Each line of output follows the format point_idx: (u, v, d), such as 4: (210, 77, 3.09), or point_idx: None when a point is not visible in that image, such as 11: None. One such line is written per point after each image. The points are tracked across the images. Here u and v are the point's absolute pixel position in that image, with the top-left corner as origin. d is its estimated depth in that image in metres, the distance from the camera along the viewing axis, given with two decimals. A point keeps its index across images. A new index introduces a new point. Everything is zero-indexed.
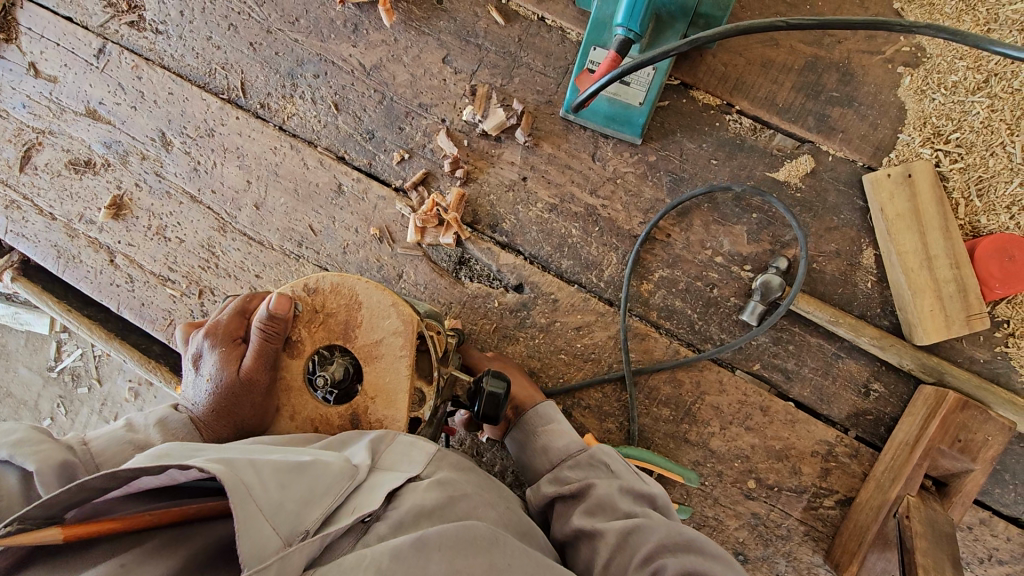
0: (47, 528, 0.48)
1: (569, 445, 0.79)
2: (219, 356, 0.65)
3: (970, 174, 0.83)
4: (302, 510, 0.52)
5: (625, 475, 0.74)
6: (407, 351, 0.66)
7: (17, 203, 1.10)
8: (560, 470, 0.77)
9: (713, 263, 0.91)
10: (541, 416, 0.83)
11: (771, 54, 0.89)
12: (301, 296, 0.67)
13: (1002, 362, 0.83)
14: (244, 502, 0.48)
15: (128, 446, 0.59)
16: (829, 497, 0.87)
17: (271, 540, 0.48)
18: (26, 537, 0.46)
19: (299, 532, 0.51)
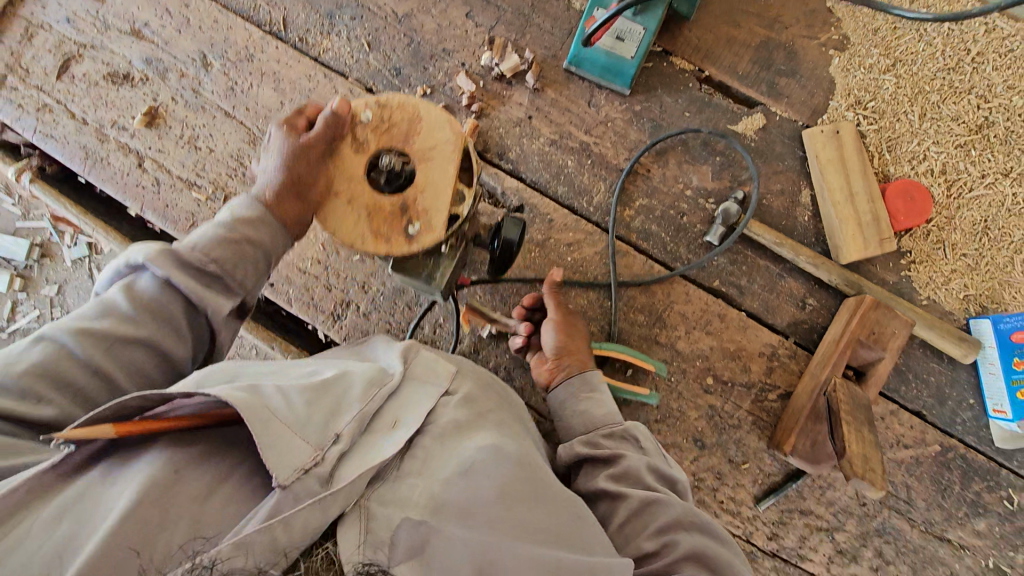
0: (96, 427, 0.55)
1: (607, 415, 0.86)
2: (286, 135, 0.71)
3: (882, 134, 1.06)
4: (327, 423, 0.62)
5: (651, 451, 0.83)
6: (458, 155, 0.71)
7: (49, 107, 1.17)
8: (594, 435, 0.85)
9: (684, 196, 1.09)
10: (587, 383, 0.89)
11: (734, 33, 1.11)
12: (370, 105, 0.72)
13: (906, 282, 1.04)
14: (270, 425, 0.58)
15: (219, 234, 0.70)
16: (773, 391, 1.03)
17: (302, 449, 0.58)
18: (82, 431, 0.55)
19: (329, 439, 0.61)
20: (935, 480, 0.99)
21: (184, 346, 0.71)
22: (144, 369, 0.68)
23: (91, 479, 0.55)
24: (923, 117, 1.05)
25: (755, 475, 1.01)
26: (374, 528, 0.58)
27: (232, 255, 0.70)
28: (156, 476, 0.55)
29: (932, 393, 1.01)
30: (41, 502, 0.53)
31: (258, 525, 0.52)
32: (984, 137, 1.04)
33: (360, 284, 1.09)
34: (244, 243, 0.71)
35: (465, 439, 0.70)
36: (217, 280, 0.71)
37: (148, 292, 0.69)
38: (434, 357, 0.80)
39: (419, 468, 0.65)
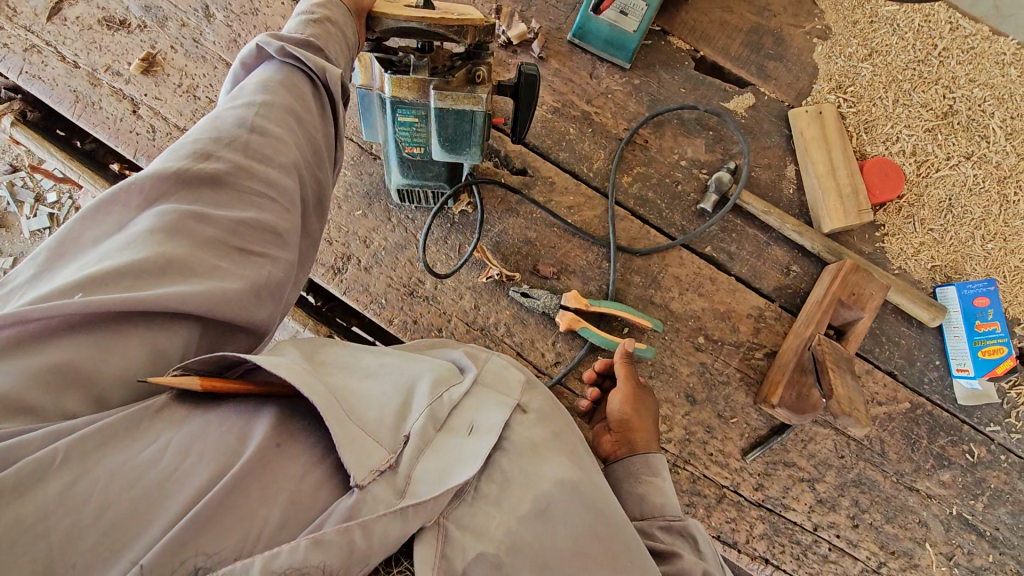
0: (190, 376, 0.51)
1: (665, 505, 0.79)
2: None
3: (860, 116, 1.15)
4: (398, 423, 0.58)
5: (711, 559, 0.70)
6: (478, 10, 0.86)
7: (38, 48, 1.13)
8: (648, 525, 0.77)
9: (678, 166, 1.15)
10: (649, 464, 0.84)
11: (726, 18, 1.18)
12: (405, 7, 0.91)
13: (880, 253, 1.12)
14: (339, 421, 0.53)
15: (304, 20, 0.76)
16: (759, 350, 1.09)
17: (376, 451, 0.54)
18: (174, 377, 0.50)
19: (401, 440, 0.56)
20: (905, 434, 1.07)
21: (312, 114, 0.72)
22: (293, 130, 0.68)
23: (202, 420, 0.51)
24: (896, 103, 1.15)
25: (742, 428, 1.07)
26: (449, 553, 0.52)
27: (321, 31, 0.74)
28: (260, 446, 0.50)
29: (902, 354, 1.09)
30: (151, 427, 0.49)
31: (336, 526, 0.47)
32: (949, 123, 1.14)
33: (361, 239, 1.11)
34: (330, 23, 0.76)
35: (545, 462, 0.62)
36: (320, 53, 0.74)
37: (268, 71, 0.70)
38: (505, 366, 0.75)
39: (497, 494, 0.58)
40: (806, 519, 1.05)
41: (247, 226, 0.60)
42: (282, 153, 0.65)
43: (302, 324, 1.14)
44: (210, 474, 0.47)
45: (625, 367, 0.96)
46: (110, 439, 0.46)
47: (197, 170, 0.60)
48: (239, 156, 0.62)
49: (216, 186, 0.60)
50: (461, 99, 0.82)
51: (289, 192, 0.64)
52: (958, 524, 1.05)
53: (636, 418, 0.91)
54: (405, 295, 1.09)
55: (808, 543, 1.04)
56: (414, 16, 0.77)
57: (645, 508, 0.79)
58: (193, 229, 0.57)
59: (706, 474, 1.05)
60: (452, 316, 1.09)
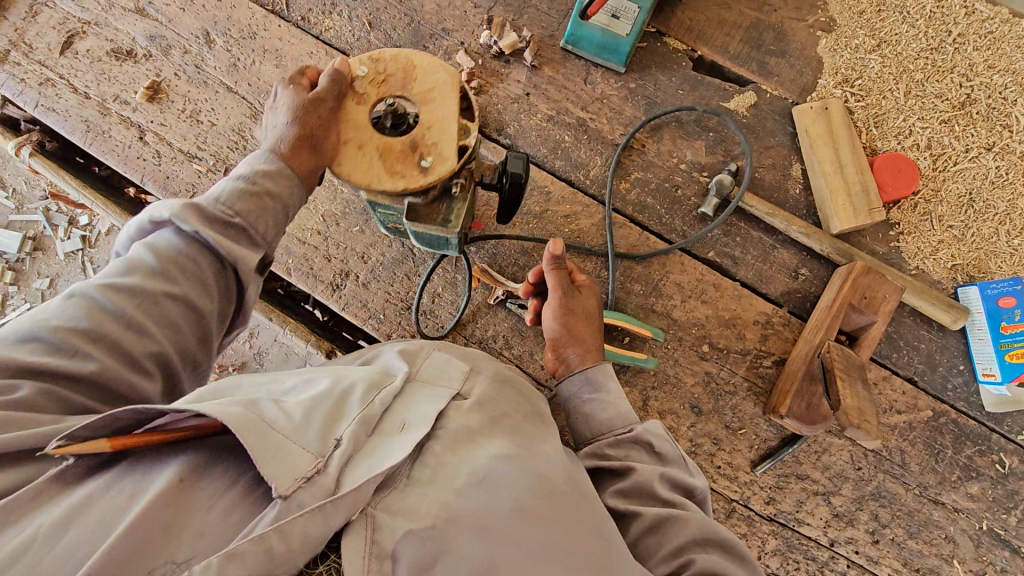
0: (94, 440, 0.50)
1: (613, 419, 0.84)
2: (290, 91, 0.74)
3: (869, 110, 1.09)
4: (325, 431, 0.59)
5: (669, 460, 0.79)
6: (456, 91, 0.72)
7: (52, 81, 1.18)
8: (602, 443, 0.82)
9: (678, 170, 1.12)
10: (588, 383, 0.87)
11: (725, 14, 1.15)
12: (368, 64, 0.74)
13: (895, 253, 1.07)
14: (261, 434, 0.54)
15: (238, 188, 0.69)
16: (767, 358, 1.05)
17: (302, 455, 0.55)
18: (78, 445, 0.50)
19: (330, 443, 0.58)
20: (928, 444, 1.02)
21: (210, 299, 0.68)
22: (182, 321, 0.65)
23: (104, 487, 0.51)
24: (909, 94, 1.09)
25: (751, 439, 1.03)
26: (379, 539, 0.54)
27: (253, 206, 0.69)
28: (160, 493, 0.50)
29: (922, 360, 1.04)
30: (36, 509, 0.49)
31: (262, 529, 0.49)
32: (968, 113, 1.08)
33: (360, 255, 1.12)
34: (262, 195, 0.70)
35: (481, 445, 0.65)
36: (240, 232, 0.69)
37: (174, 242, 0.66)
38: (445, 360, 0.78)
39: (431, 475, 0.61)
40: (822, 534, 1.00)
41: (102, 392, 0.59)
42: (158, 343, 0.63)
43: (305, 340, 1.16)
44: (93, 546, 0.47)
45: (555, 276, 0.89)
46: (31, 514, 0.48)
47: (57, 366, 0.57)
48: (114, 354, 0.60)
49: (74, 382, 0.57)
50: (430, 226, 0.75)
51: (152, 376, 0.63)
52: (988, 539, 0.99)
53: (568, 336, 0.90)
54: (403, 310, 1.09)
55: (824, 559, 1.00)
56: (370, 183, 0.68)
57: (595, 428, 0.85)
58: (38, 408, 0.55)
59: (714, 488, 1.02)
60: (450, 329, 1.08)
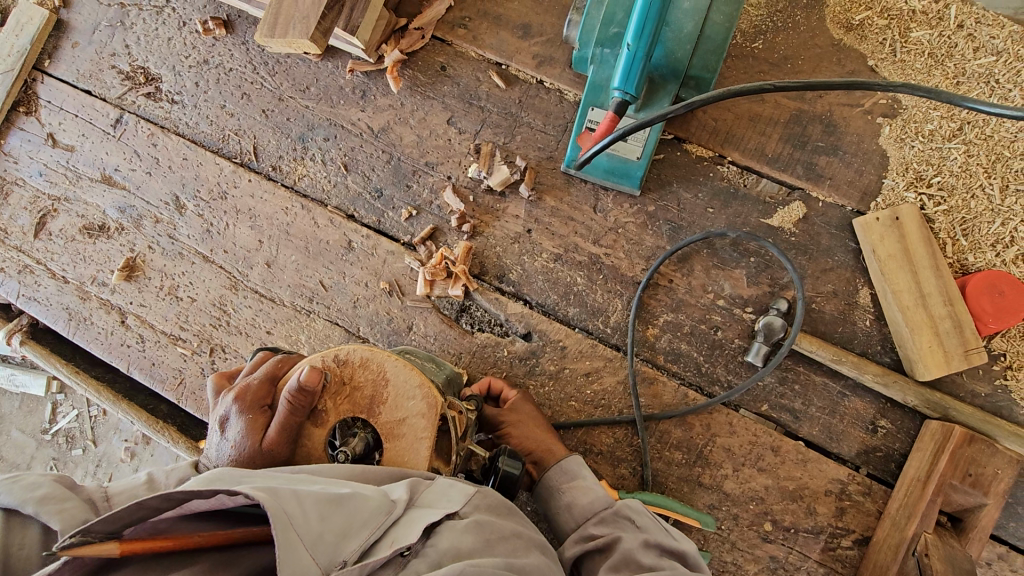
0: (105, 543, 0.50)
1: (592, 503, 0.79)
2: (245, 423, 0.62)
3: (954, 215, 0.87)
4: (337, 546, 0.52)
5: (652, 527, 0.73)
6: (430, 432, 0.64)
7: (30, 268, 1.12)
8: (586, 526, 0.77)
9: (716, 307, 0.94)
10: (568, 471, 0.83)
11: (757, 109, 0.94)
12: (331, 367, 0.65)
13: (1003, 394, 0.85)
14: (288, 533, 0.48)
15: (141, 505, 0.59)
16: (846, 536, 0.87)
17: (309, 567, 0.49)
18: (89, 547, 0.50)
19: (336, 563, 0.51)
20: None
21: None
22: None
23: None
24: (1005, 190, 0.86)
25: None
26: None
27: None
28: None
29: None
30: None
31: None
32: None
33: None
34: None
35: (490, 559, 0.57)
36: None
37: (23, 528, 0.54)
38: (454, 482, 0.63)
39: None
40: None
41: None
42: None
43: None
44: None
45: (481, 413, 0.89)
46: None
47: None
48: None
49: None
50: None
51: None
52: None
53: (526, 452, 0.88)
54: None
55: None
56: None
57: (580, 517, 0.79)
58: None
59: None
60: None
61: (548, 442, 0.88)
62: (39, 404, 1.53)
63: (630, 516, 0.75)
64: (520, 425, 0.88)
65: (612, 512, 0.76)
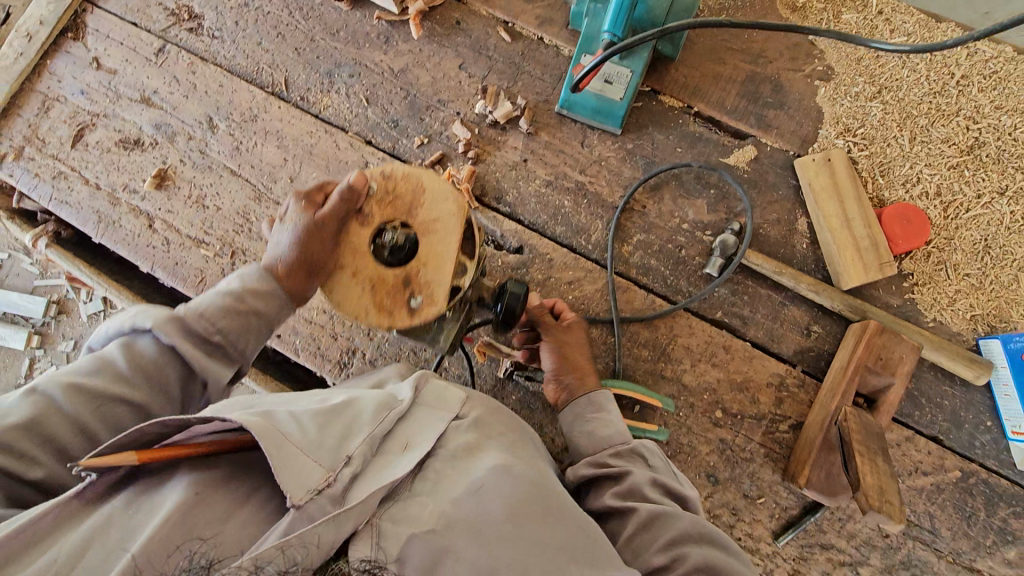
0: (125, 454, 0.60)
1: (611, 435, 0.88)
2: (299, 210, 0.77)
3: (874, 159, 1.07)
4: (339, 447, 0.66)
5: (661, 468, 0.84)
6: (460, 230, 0.74)
7: (65, 174, 1.22)
8: (602, 454, 0.86)
9: (681, 229, 1.10)
10: (592, 404, 0.91)
11: (719, 69, 1.14)
12: (379, 177, 0.76)
13: (911, 305, 1.03)
14: (284, 446, 0.62)
15: (223, 299, 0.76)
16: (783, 421, 1.02)
17: (313, 470, 0.62)
18: (110, 458, 0.59)
19: (341, 460, 0.65)
20: (959, 507, 0.97)
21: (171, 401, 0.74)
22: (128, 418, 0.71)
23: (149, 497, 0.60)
24: (914, 140, 1.07)
25: (771, 509, 0.99)
26: (382, 544, 0.62)
27: (236, 324, 0.76)
28: (182, 501, 0.59)
29: (947, 417, 0.99)
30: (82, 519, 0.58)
31: (275, 539, 0.57)
32: (977, 157, 1.05)
33: (365, 331, 1.11)
34: (245, 310, 0.76)
35: (478, 460, 0.73)
36: (216, 352, 0.77)
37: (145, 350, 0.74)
38: (444, 386, 0.82)
39: (431, 487, 0.69)
40: None
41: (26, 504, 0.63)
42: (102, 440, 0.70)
43: None
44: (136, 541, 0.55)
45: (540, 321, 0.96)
46: (58, 525, 0.57)
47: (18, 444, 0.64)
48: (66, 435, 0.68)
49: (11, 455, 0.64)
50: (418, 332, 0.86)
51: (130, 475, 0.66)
52: None
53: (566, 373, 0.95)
54: None
55: None
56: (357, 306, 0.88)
57: (596, 443, 0.88)
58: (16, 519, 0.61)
59: None
60: None
61: (586, 373, 0.95)
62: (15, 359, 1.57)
63: (643, 455, 0.85)
64: (566, 348, 0.96)
65: (627, 448, 0.86)
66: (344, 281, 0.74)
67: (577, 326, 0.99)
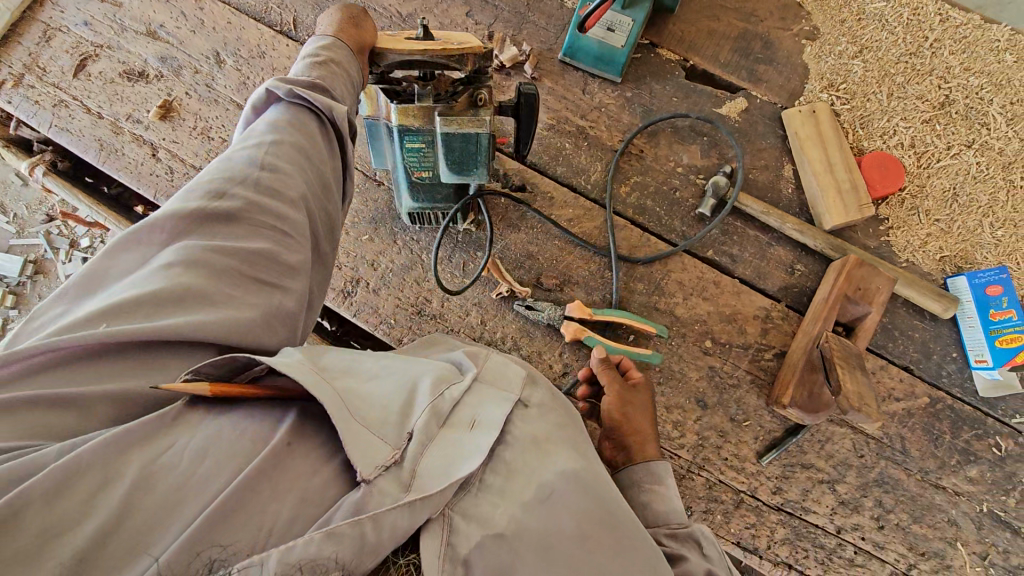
0: (199, 384, 0.54)
1: (670, 514, 0.78)
2: (331, 24, 0.88)
3: (855, 113, 1.15)
4: (402, 422, 0.59)
5: (718, 563, 0.69)
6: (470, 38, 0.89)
7: (66, 103, 1.22)
8: (658, 533, 0.76)
9: (676, 173, 1.16)
10: (650, 473, 0.84)
11: (714, 26, 1.21)
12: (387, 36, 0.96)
13: (886, 247, 1.11)
14: (347, 422, 0.55)
15: (309, 63, 0.80)
16: (768, 351, 1.08)
17: (380, 446, 0.55)
18: (182, 384, 0.53)
19: (405, 436, 0.58)
20: (926, 430, 1.04)
21: (326, 158, 0.77)
22: (301, 164, 0.71)
23: (220, 427, 0.54)
24: (891, 96, 1.15)
25: (756, 431, 1.05)
26: (453, 542, 0.55)
27: (326, 72, 0.79)
28: (274, 446, 0.53)
29: (917, 348, 1.07)
30: (165, 433, 0.52)
31: (347, 519, 0.49)
32: (947, 113, 1.13)
33: (369, 262, 1.14)
34: (336, 66, 0.81)
35: (548, 456, 0.65)
36: (327, 93, 0.78)
37: (278, 112, 0.75)
38: (505, 363, 0.75)
39: (501, 483, 0.61)
40: (829, 522, 1.02)
41: (257, 256, 0.64)
42: (291, 188, 0.69)
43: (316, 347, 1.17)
44: (227, 476, 0.50)
45: (607, 374, 0.94)
46: (130, 446, 0.50)
47: (213, 208, 0.64)
48: (252, 193, 0.66)
49: (230, 220, 0.64)
50: (466, 122, 0.83)
51: (296, 226, 0.68)
52: (989, 521, 1.01)
53: (625, 424, 0.91)
54: (413, 314, 1.12)
55: (832, 546, 1.02)
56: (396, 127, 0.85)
57: (656, 519, 0.79)
58: (208, 263, 0.61)
59: (721, 480, 1.04)
60: (459, 333, 1.11)
61: (646, 439, 0.90)
62: None
63: (706, 546, 0.71)
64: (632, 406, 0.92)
65: (691, 532, 0.73)
66: (386, 47, 0.87)
67: (643, 388, 0.96)
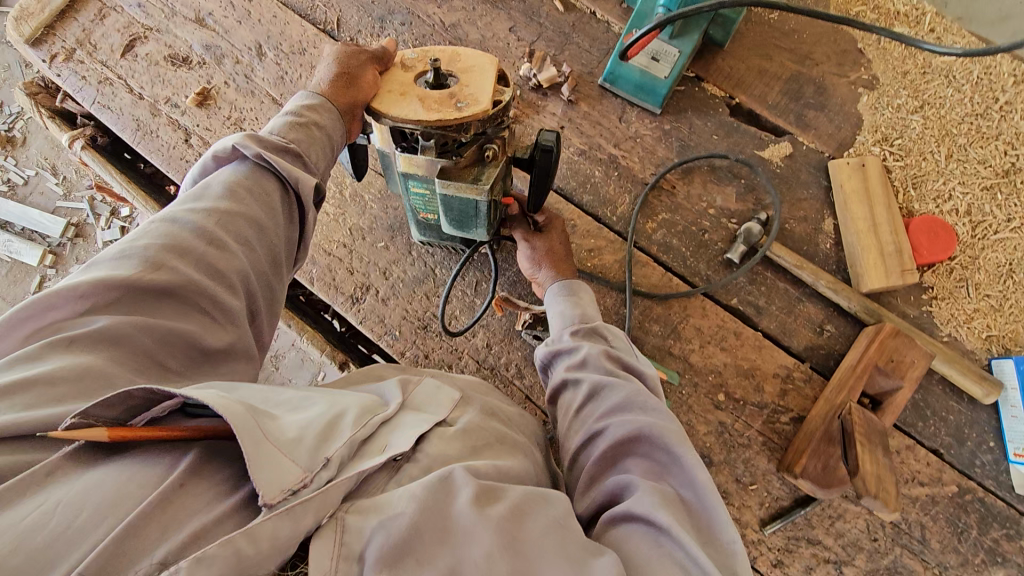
0: (93, 428, 0.45)
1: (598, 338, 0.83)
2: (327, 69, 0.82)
3: (907, 170, 1.08)
4: (321, 445, 0.50)
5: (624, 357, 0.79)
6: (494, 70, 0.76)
7: (110, 80, 1.24)
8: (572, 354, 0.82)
9: (707, 214, 1.11)
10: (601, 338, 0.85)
11: (765, 65, 1.16)
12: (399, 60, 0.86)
13: (927, 317, 1.03)
14: (260, 439, 0.46)
15: (290, 122, 0.77)
16: (785, 414, 1.01)
17: (290, 466, 0.46)
18: (71, 432, 0.44)
19: (322, 460, 0.49)
20: (952, 522, 0.96)
21: (281, 224, 0.70)
22: (253, 240, 0.66)
23: (105, 473, 0.45)
24: (949, 158, 1.08)
25: (762, 497, 0.98)
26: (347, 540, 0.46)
27: (305, 135, 0.76)
28: (162, 487, 0.44)
29: (950, 432, 0.99)
30: (44, 488, 0.43)
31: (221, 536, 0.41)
32: (1011, 182, 1.06)
33: (381, 270, 1.12)
34: (314, 128, 0.77)
35: None
36: (300, 158, 0.75)
37: (239, 170, 0.69)
38: (438, 388, 0.71)
39: None
40: None
41: (184, 337, 0.56)
42: (236, 268, 0.62)
43: (320, 350, 1.15)
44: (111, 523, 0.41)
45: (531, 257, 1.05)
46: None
47: (147, 280, 0.56)
48: (191, 270, 0.59)
49: (163, 296, 0.57)
50: (463, 188, 0.77)
51: (235, 308, 0.61)
52: None
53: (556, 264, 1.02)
54: (418, 329, 1.08)
55: None
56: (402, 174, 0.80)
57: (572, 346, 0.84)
58: (128, 339, 0.53)
59: None
60: (462, 353, 1.07)
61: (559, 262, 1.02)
62: (25, 276, 1.58)
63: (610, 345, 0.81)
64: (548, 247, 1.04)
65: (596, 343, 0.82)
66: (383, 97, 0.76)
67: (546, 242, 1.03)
